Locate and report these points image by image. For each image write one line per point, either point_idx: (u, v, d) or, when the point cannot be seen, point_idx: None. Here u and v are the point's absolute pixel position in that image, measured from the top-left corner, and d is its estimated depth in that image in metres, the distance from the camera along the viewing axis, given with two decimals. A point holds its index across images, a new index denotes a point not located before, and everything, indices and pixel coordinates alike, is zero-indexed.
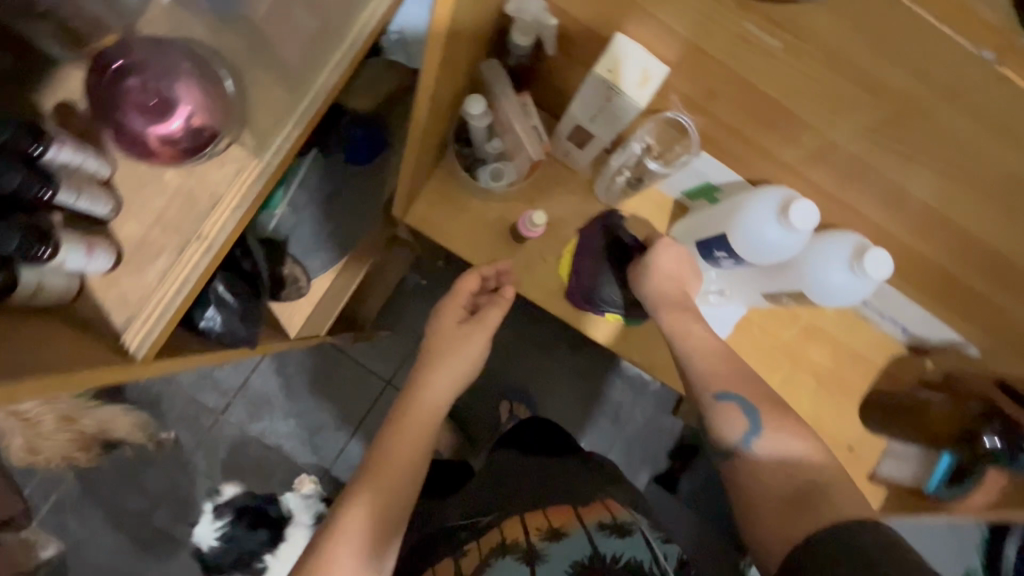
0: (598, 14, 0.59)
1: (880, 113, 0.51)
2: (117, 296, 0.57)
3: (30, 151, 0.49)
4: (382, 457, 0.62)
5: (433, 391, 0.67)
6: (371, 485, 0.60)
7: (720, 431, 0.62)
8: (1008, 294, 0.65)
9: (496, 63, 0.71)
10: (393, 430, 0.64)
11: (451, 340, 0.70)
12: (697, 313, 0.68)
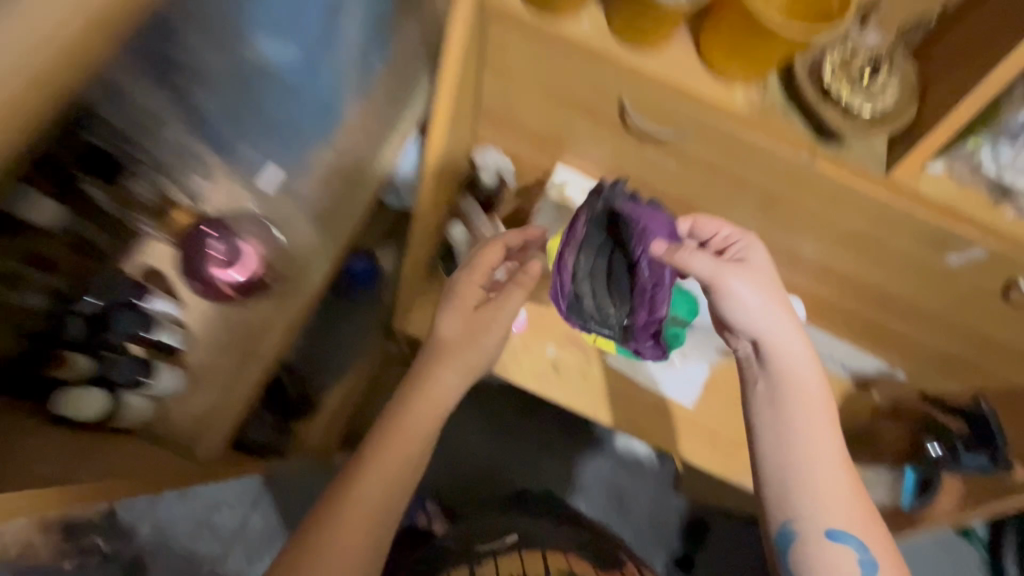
0: (544, 154, 0.81)
1: (757, 201, 0.69)
2: (184, 419, 0.61)
3: (138, 300, 0.60)
4: (389, 439, 0.60)
5: (439, 371, 0.63)
6: (370, 470, 0.59)
7: (819, 548, 0.53)
8: (904, 322, 0.80)
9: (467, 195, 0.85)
10: (399, 422, 0.61)
11: (471, 324, 0.65)
12: (790, 372, 0.57)
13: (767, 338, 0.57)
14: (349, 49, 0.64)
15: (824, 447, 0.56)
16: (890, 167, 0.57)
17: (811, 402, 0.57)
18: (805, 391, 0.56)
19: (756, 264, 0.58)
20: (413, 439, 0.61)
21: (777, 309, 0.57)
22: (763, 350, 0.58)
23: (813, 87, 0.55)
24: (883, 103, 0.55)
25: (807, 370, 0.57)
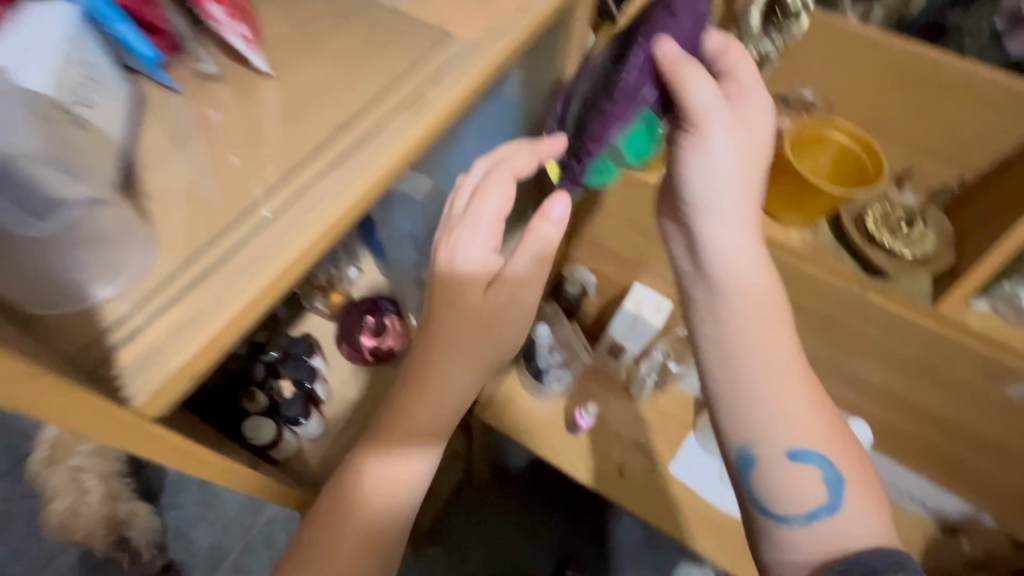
0: (622, 271, 0.97)
1: (813, 325, 0.74)
2: (322, 462, 0.67)
3: (305, 353, 0.70)
4: (365, 474, 0.46)
5: (442, 382, 0.45)
6: (355, 504, 0.46)
7: (775, 471, 0.45)
8: (984, 458, 0.78)
9: (552, 301, 1.00)
10: (386, 446, 0.45)
11: (464, 301, 0.46)
12: (728, 250, 0.46)
13: (727, 243, 0.46)
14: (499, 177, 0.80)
15: (783, 345, 0.45)
16: (936, 299, 0.65)
17: (767, 296, 0.46)
18: (756, 278, 0.46)
19: (745, 129, 0.45)
20: (393, 473, 0.46)
21: (741, 202, 0.46)
22: (718, 252, 0.46)
23: (856, 231, 0.68)
24: (916, 250, 0.66)
25: (758, 271, 0.46)
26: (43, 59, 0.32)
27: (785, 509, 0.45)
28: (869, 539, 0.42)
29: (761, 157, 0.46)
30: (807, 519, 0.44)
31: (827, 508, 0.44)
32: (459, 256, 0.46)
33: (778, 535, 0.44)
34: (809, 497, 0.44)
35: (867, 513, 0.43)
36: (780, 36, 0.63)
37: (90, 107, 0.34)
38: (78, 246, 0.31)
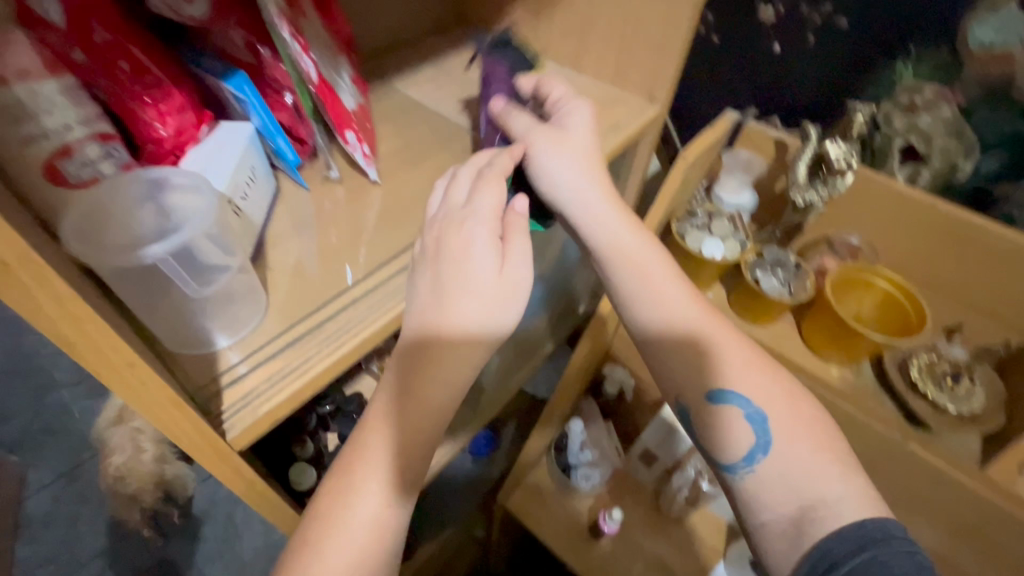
0: None
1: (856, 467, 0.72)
2: None
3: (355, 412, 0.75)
4: (366, 458, 0.39)
5: (440, 366, 0.41)
6: (350, 504, 0.38)
7: (715, 430, 0.46)
8: None
9: (591, 399, 1.03)
10: (382, 423, 0.40)
11: (453, 279, 0.42)
12: (606, 232, 0.49)
13: (596, 233, 0.49)
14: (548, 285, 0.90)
15: (673, 300, 0.48)
16: (984, 464, 0.63)
17: (641, 260, 0.49)
18: (632, 245, 0.49)
19: (572, 138, 0.52)
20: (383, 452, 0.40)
21: (595, 195, 0.50)
22: (597, 241, 0.49)
23: (902, 379, 0.68)
24: (961, 407, 0.65)
25: (625, 237, 0.49)
26: (227, 165, 0.42)
27: (730, 460, 0.45)
28: (823, 488, 0.40)
29: (592, 151, 0.51)
30: (750, 466, 0.44)
31: (762, 446, 0.44)
32: (432, 263, 0.43)
33: (736, 489, 0.45)
34: (743, 441, 0.44)
35: (814, 455, 0.42)
36: (827, 189, 0.69)
37: (245, 198, 0.44)
38: (218, 306, 0.39)
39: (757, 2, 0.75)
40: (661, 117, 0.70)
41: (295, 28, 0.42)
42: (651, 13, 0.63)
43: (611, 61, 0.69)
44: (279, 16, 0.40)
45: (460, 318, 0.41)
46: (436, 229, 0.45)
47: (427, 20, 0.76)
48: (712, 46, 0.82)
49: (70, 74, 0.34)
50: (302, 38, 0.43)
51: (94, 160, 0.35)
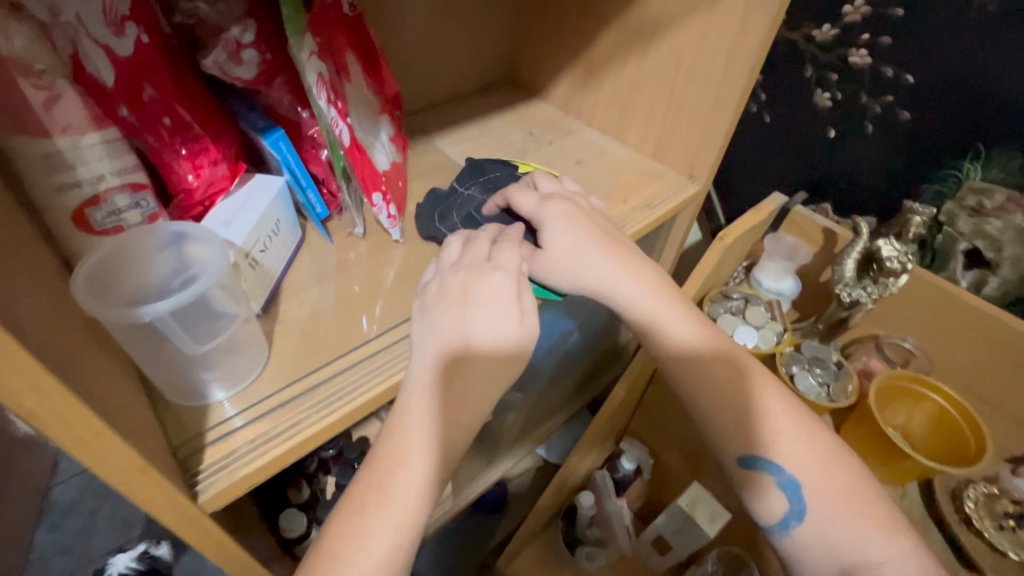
0: (684, 462, 0.91)
1: None
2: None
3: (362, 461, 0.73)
4: (390, 495, 0.36)
5: (451, 404, 0.39)
6: (363, 545, 0.35)
7: (752, 497, 0.45)
8: None
9: (605, 472, 0.93)
10: (408, 459, 0.37)
11: (463, 318, 0.41)
12: (617, 274, 0.48)
13: (597, 283, 0.48)
14: (573, 348, 0.87)
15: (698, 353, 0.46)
16: None
17: (654, 302, 0.47)
18: (649, 290, 0.48)
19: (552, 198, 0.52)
20: (410, 491, 0.36)
21: (588, 245, 0.49)
22: (602, 295, 0.48)
23: (952, 510, 0.60)
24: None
25: (629, 283, 0.47)
26: (251, 218, 0.43)
27: (767, 522, 0.46)
28: (865, 554, 0.40)
29: (570, 206, 0.51)
30: (784, 527, 0.44)
31: (798, 512, 0.43)
32: (453, 306, 0.42)
33: (783, 552, 0.45)
34: (777, 507, 0.44)
35: (858, 525, 0.41)
36: (877, 289, 0.64)
37: (264, 250, 0.44)
38: (218, 359, 0.39)
39: (815, 87, 0.73)
40: (701, 195, 0.68)
41: (333, 95, 0.44)
42: (696, 92, 0.61)
43: (653, 135, 0.68)
44: (318, 85, 0.42)
45: (499, 352, 0.41)
46: (454, 280, 0.44)
47: (476, 81, 0.78)
48: (764, 124, 0.80)
49: (113, 127, 0.36)
50: (340, 104, 0.45)
51: (123, 209, 0.37)
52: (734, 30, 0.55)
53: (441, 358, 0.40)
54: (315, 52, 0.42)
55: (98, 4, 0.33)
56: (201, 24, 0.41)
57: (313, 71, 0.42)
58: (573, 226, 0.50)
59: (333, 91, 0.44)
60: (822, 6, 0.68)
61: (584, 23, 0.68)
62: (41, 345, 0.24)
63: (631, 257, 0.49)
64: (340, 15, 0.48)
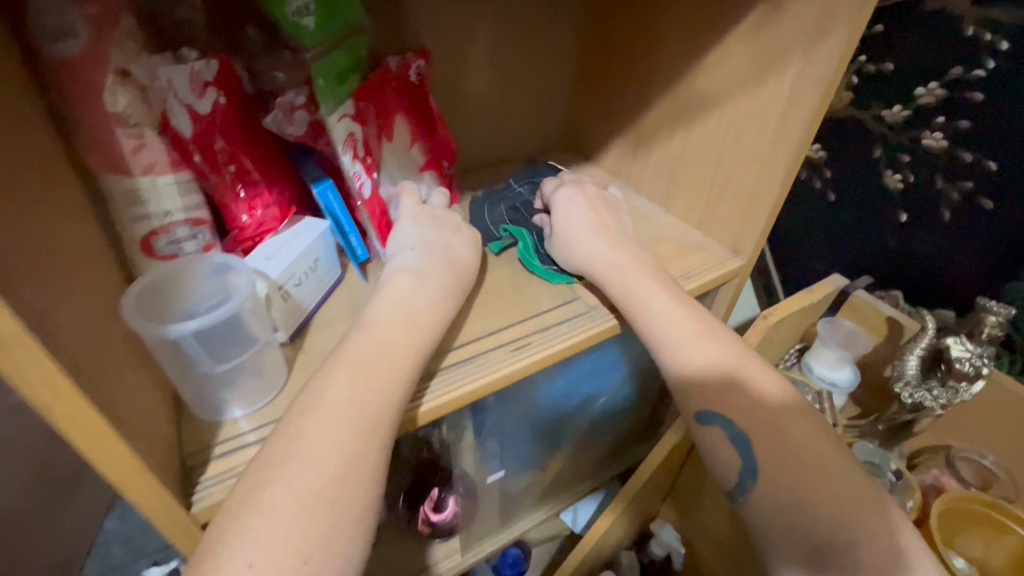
0: (721, 558, 0.83)
1: None
2: None
3: (398, 500, 0.74)
4: (387, 341, 0.42)
5: (429, 285, 0.48)
6: (365, 379, 0.39)
7: (720, 464, 0.47)
8: None
9: (632, 554, 0.88)
10: (408, 322, 0.44)
11: (438, 235, 0.53)
12: (616, 250, 0.56)
13: (599, 256, 0.56)
14: (605, 413, 0.84)
15: (674, 324, 0.49)
16: None
17: (634, 276, 0.53)
18: (636, 267, 0.54)
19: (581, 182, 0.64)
20: (407, 347, 0.42)
21: (596, 225, 0.58)
22: (599, 268, 0.55)
23: None
24: None
25: (621, 255, 0.55)
26: (290, 256, 0.47)
27: (732, 489, 0.46)
28: None
29: (593, 191, 0.63)
30: (742, 495, 0.45)
31: (751, 473, 0.44)
32: (438, 228, 0.54)
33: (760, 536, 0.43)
34: (733, 464, 0.45)
35: None
36: (945, 394, 0.56)
37: (299, 284, 0.48)
38: (239, 379, 0.43)
39: (883, 168, 0.68)
40: (745, 270, 0.65)
41: (361, 151, 0.52)
42: (741, 170, 0.60)
43: (698, 207, 0.67)
44: (343, 143, 0.49)
45: (464, 261, 0.53)
46: (432, 226, 0.54)
47: (532, 146, 0.82)
48: (828, 203, 0.75)
49: (187, 170, 0.43)
50: (366, 159, 0.52)
51: (182, 239, 0.43)
52: (780, 107, 0.54)
53: (429, 255, 0.50)
54: (349, 116, 0.50)
55: (187, 74, 0.41)
56: (274, 90, 0.49)
57: (341, 130, 0.49)
58: (584, 209, 0.60)
59: (361, 148, 0.52)
60: (891, 87, 0.65)
61: (635, 96, 0.70)
62: (65, 344, 0.28)
63: (624, 242, 0.57)
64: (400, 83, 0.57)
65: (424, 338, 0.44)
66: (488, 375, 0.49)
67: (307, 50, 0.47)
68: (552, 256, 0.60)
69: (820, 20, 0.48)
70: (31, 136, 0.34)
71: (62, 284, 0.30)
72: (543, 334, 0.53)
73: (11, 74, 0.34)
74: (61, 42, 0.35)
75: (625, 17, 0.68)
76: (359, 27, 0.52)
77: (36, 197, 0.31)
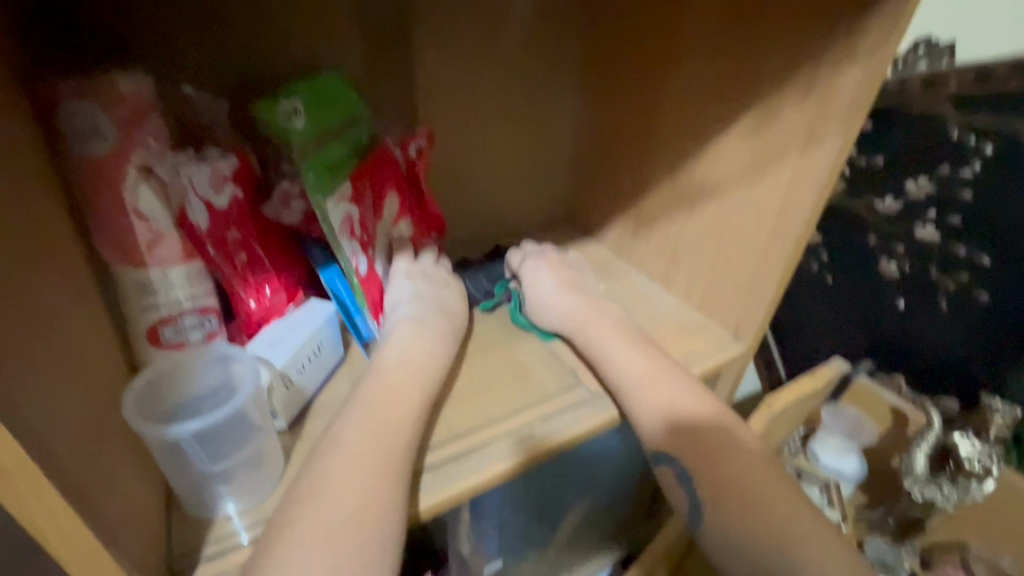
0: None
1: None
2: None
3: None
4: (390, 395, 0.45)
5: (431, 334, 0.52)
6: (373, 435, 0.41)
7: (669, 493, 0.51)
8: None
9: None
10: (411, 373, 0.47)
11: (433, 285, 0.57)
12: (582, 304, 0.59)
13: (570, 310, 0.59)
14: (606, 493, 0.81)
15: (633, 370, 0.53)
16: None
17: (598, 326, 0.57)
18: (594, 315, 0.58)
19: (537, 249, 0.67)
20: (409, 395, 0.46)
21: (565, 283, 0.62)
22: (573, 322, 0.58)
23: None
24: None
25: (586, 307, 0.59)
26: (294, 342, 0.47)
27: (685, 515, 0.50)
28: None
29: (556, 254, 0.67)
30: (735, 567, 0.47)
31: (698, 512, 0.49)
32: (432, 279, 0.58)
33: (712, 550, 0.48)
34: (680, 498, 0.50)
35: None
36: (955, 490, 0.56)
37: (301, 370, 0.48)
38: (237, 475, 0.41)
39: (879, 255, 0.70)
40: (747, 354, 0.65)
41: (358, 230, 0.54)
42: (741, 258, 0.61)
43: (698, 290, 0.68)
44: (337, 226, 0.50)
45: (456, 313, 0.57)
46: (427, 279, 0.57)
47: (536, 221, 0.82)
48: (825, 286, 0.76)
49: (200, 260, 0.44)
50: (362, 237, 0.54)
51: (189, 328, 0.43)
52: (779, 204, 0.55)
53: (427, 306, 0.54)
54: (346, 198, 0.52)
55: (208, 172, 0.42)
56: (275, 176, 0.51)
57: (338, 213, 0.51)
58: (551, 269, 0.64)
59: (357, 227, 0.53)
60: (883, 181, 0.67)
61: (631, 182, 0.72)
62: (64, 463, 0.27)
63: (588, 295, 0.61)
64: (398, 162, 0.57)
65: (425, 387, 0.47)
66: (487, 474, 0.48)
67: (291, 147, 0.49)
68: (530, 314, 0.62)
69: (813, 128, 0.50)
70: (49, 235, 0.34)
71: (65, 392, 0.29)
72: (546, 425, 0.52)
73: (36, 177, 0.35)
74: (90, 145, 0.37)
75: (620, 107, 0.69)
76: (359, 117, 0.55)
77: (48, 300, 0.31)
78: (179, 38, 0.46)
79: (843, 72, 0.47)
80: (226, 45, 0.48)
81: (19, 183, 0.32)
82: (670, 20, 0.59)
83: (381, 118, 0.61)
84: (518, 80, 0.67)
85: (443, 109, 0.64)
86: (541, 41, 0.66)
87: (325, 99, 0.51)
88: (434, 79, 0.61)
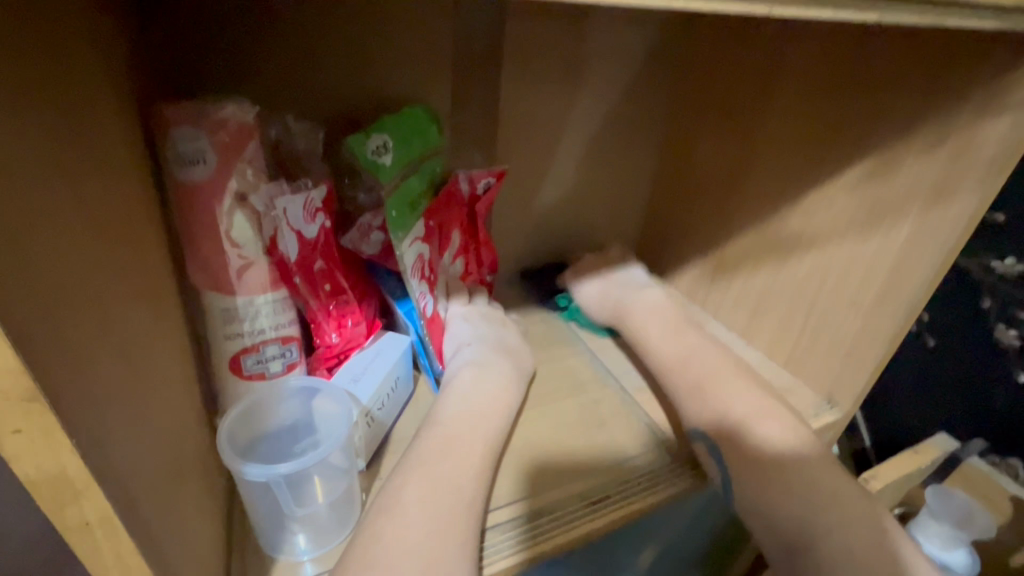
0: None
1: None
2: None
3: None
4: (450, 448, 0.41)
5: (493, 380, 0.48)
6: (434, 491, 0.38)
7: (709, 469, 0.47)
8: None
9: None
10: (474, 424, 0.44)
11: (495, 327, 0.55)
12: (635, 297, 0.62)
13: (626, 302, 0.61)
14: (668, 560, 0.74)
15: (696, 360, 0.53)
16: None
17: (654, 318, 0.59)
18: (648, 308, 0.60)
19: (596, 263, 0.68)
20: (470, 448, 0.42)
21: (619, 281, 0.65)
22: (629, 315, 0.60)
23: None
24: None
25: (645, 301, 0.61)
26: (376, 377, 0.46)
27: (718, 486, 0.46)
28: None
29: (618, 272, 0.66)
30: None
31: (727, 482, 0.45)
32: (494, 322, 0.55)
33: None
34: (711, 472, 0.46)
35: None
36: None
37: (382, 407, 0.46)
38: (309, 515, 0.40)
39: (995, 322, 0.63)
40: (841, 424, 0.59)
41: (427, 271, 0.51)
42: (841, 318, 0.56)
43: (784, 348, 0.62)
44: (411, 268, 0.48)
45: (520, 359, 0.54)
46: (491, 323, 0.55)
47: None
48: (926, 349, 0.69)
49: (284, 288, 0.43)
50: (430, 278, 0.52)
51: (269, 357, 0.43)
52: (893, 260, 0.50)
53: (489, 350, 0.51)
54: (419, 237, 0.50)
55: (303, 203, 0.42)
56: (356, 209, 0.51)
57: (411, 254, 0.49)
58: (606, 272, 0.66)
59: (427, 269, 0.51)
60: (1005, 240, 0.61)
61: (712, 227, 0.68)
62: (146, 512, 0.25)
63: (644, 290, 0.63)
64: (465, 197, 0.55)
65: (489, 439, 0.44)
66: (556, 536, 0.44)
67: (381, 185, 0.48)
68: (585, 309, 0.64)
69: (941, 182, 0.45)
70: (144, 258, 0.33)
71: (149, 430, 0.28)
72: (622, 488, 0.48)
73: (138, 197, 0.34)
74: (190, 168, 0.36)
75: (706, 146, 0.65)
76: (435, 149, 0.54)
77: (139, 329, 0.30)
78: (279, 65, 0.46)
79: (985, 125, 0.43)
80: (320, 71, 0.48)
81: (122, 206, 0.31)
82: (773, 60, 0.56)
83: (463, 151, 0.60)
84: (601, 114, 0.65)
85: (523, 145, 0.62)
86: (629, 79, 0.64)
87: (407, 133, 0.50)
88: (520, 111, 0.60)
